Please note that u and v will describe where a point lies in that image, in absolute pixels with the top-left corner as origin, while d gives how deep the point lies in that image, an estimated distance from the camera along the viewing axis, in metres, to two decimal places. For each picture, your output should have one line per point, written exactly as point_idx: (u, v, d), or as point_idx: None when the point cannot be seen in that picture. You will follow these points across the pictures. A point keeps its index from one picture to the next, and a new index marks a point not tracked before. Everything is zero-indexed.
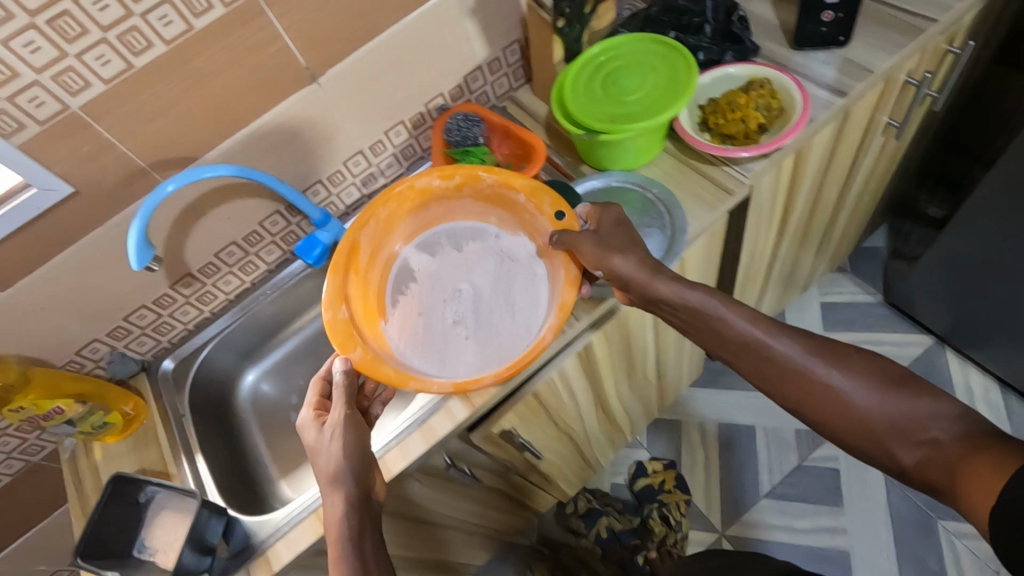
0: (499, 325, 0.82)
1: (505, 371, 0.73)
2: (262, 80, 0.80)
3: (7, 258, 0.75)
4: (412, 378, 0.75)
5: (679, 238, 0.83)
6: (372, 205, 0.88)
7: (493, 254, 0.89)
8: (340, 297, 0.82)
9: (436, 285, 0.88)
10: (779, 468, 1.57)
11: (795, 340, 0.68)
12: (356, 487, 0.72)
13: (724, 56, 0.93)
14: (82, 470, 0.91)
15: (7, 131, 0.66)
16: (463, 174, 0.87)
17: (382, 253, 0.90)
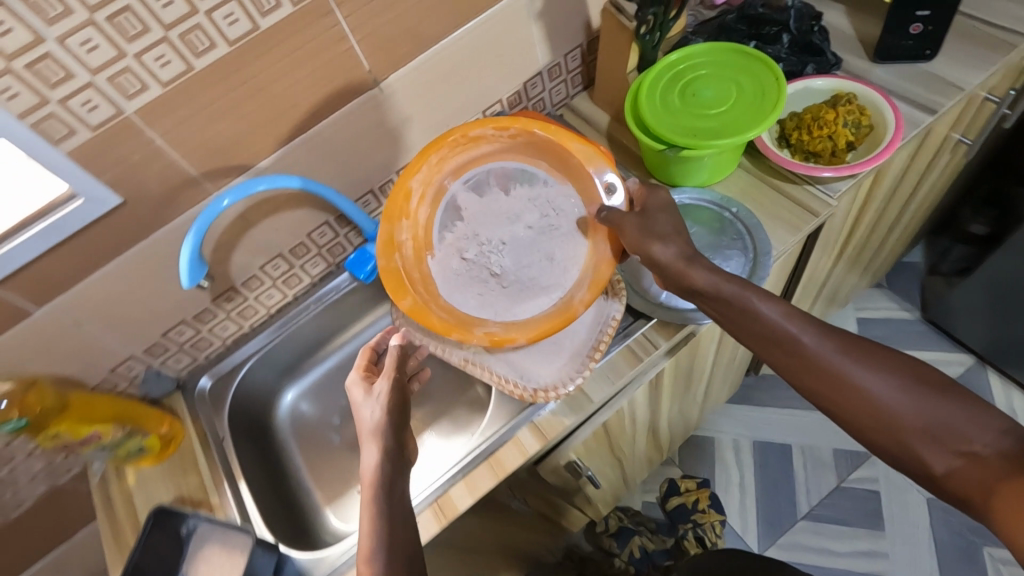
0: (535, 282, 0.76)
1: (538, 334, 0.72)
2: (324, 84, 0.74)
3: (46, 273, 0.69)
4: (458, 329, 0.72)
5: (763, 261, 0.79)
6: (428, 147, 0.77)
7: (543, 204, 0.78)
8: (393, 244, 0.75)
9: (477, 229, 0.79)
10: (817, 489, 1.52)
11: (828, 336, 0.62)
12: (396, 452, 0.68)
13: (805, 69, 0.88)
14: (114, 497, 0.85)
15: (56, 136, 0.60)
16: (520, 127, 0.76)
17: (433, 188, 0.78)
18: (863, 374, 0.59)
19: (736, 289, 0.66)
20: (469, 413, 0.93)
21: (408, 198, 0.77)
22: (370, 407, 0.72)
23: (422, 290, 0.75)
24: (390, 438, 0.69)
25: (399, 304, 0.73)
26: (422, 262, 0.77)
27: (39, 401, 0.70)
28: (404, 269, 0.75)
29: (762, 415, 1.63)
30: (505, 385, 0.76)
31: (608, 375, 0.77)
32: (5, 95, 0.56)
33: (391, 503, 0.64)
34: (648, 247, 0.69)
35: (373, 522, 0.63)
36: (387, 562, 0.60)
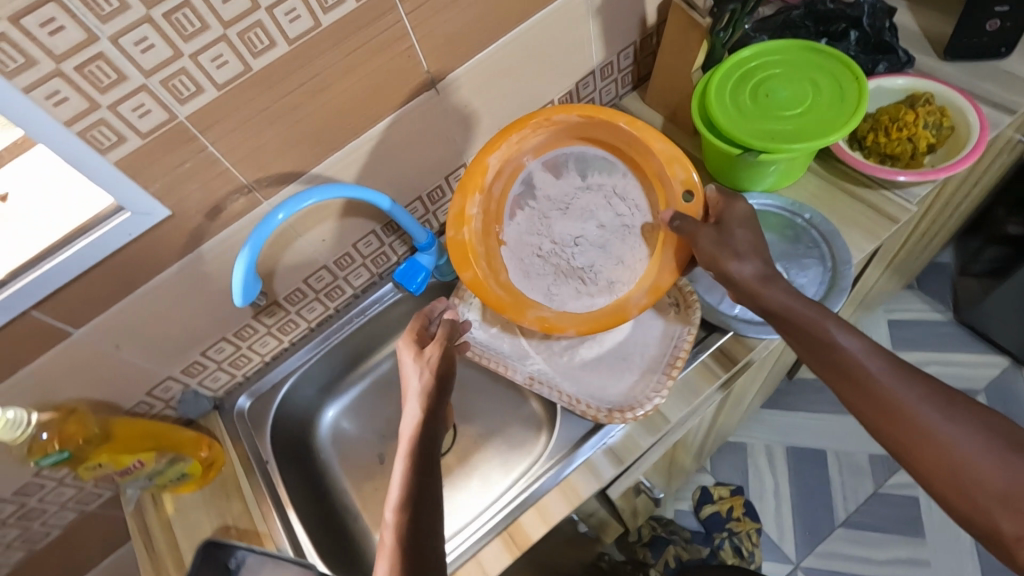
0: (597, 279, 0.76)
1: (586, 325, 0.71)
2: (381, 86, 0.69)
3: (88, 291, 0.63)
4: (514, 308, 0.72)
5: (843, 270, 0.75)
6: (511, 124, 0.72)
7: (619, 199, 0.77)
8: (464, 217, 0.72)
9: (551, 206, 0.78)
10: (854, 496, 1.47)
11: (912, 379, 0.56)
12: (439, 416, 0.70)
13: (876, 68, 0.85)
14: (152, 527, 0.80)
15: (104, 145, 0.55)
16: (604, 118, 0.72)
17: (511, 163, 0.76)
18: (946, 426, 0.53)
19: (813, 315, 0.61)
20: (523, 430, 0.89)
21: (484, 175, 0.73)
22: (414, 373, 0.72)
23: (486, 264, 0.73)
24: (432, 401, 0.70)
25: (460, 275, 0.71)
26: (490, 237, 0.75)
27: (79, 430, 0.67)
28: (472, 240, 0.72)
29: (798, 422, 1.56)
30: (576, 404, 0.72)
31: (685, 393, 0.73)
32: (52, 100, 0.50)
33: (425, 463, 0.66)
34: (723, 265, 0.65)
35: (406, 476, 0.65)
36: (412, 516, 0.61)
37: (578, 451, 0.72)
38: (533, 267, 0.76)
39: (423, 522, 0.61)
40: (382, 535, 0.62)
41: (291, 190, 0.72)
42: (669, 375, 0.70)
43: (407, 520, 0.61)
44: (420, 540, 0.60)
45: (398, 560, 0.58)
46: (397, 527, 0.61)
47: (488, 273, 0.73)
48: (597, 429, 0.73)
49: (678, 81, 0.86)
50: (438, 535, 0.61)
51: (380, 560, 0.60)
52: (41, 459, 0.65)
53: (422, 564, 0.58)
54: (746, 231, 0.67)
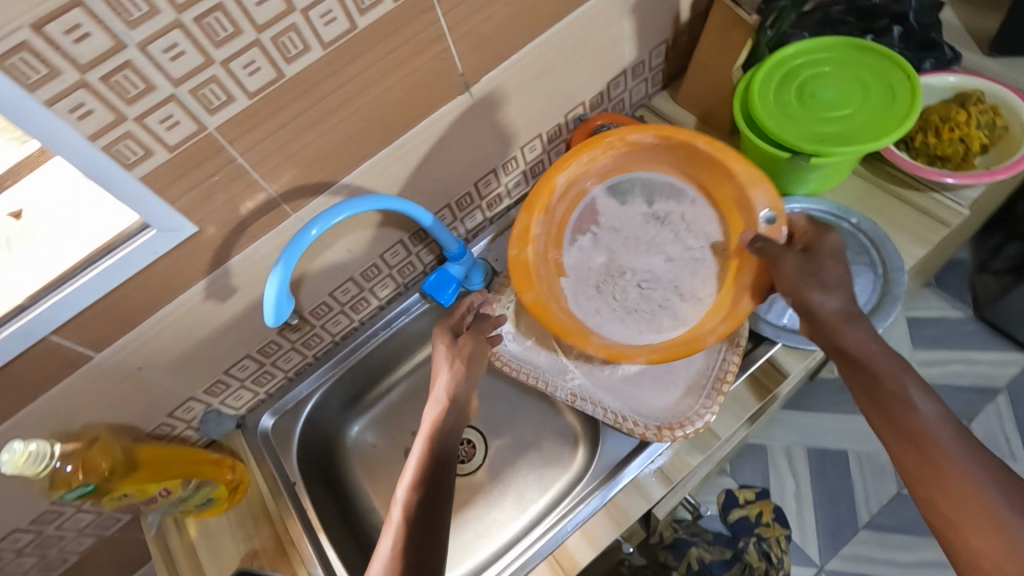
0: (664, 311, 0.72)
1: (658, 355, 0.67)
2: (414, 90, 0.65)
3: (111, 313, 0.60)
4: (578, 333, 0.70)
5: (896, 277, 0.72)
6: (585, 141, 0.74)
7: (686, 227, 0.76)
8: (528, 236, 0.73)
9: (616, 236, 0.77)
10: (877, 496, 1.36)
11: (978, 460, 0.54)
12: (462, 406, 0.69)
13: (921, 64, 0.83)
14: (176, 552, 0.76)
15: (130, 160, 0.51)
16: (683, 139, 0.73)
17: (576, 187, 0.77)
18: (1006, 515, 0.51)
19: (893, 370, 0.58)
20: (558, 444, 0.86)
21: (551, 193, 0.75)
22: (443, 360, 0.71)
23: (547, 286, 0.73)
24: (458, 389, 0.69)
25: (521, 296, 0.70)
26: (551, 259, 0.75)
27: (104, 459, 0.64)
28: (533, 260, 0.73)
29: (822, 421, 1.44)
30: (623, 422, 0.69)
31: (736, 407, 0.70)
32: (77, 113, 0.46)
33: (441, 447, 0.66)
34: (807, 295, 0.62)
35: (422, 457, 0.65)
36: (422, 496, 0.62)
37: (623, 470, 0.70)
38: (596, 292, 0.74)
39: (431, 514, 0.60)
40: (390, 511, 0.62)
41: (321, 202, 0.68)
42: (720, 390, 0.67)
43: (417, 499, 0.61)
44: (427, 521, 0.60)
45: (402, 535, 0.59)
46: (406, 504, 0.61)
47: (547, 295, 0.72)
48: (644, 446, 0.71)
49: (715, 81, 0.83)
50: (444, 517, 0.61)
51: (385, 536, 0.60)
52: (66, 493, 0.62)
53: (426, 544, 0.58)
54: (835, 262, 0.64)
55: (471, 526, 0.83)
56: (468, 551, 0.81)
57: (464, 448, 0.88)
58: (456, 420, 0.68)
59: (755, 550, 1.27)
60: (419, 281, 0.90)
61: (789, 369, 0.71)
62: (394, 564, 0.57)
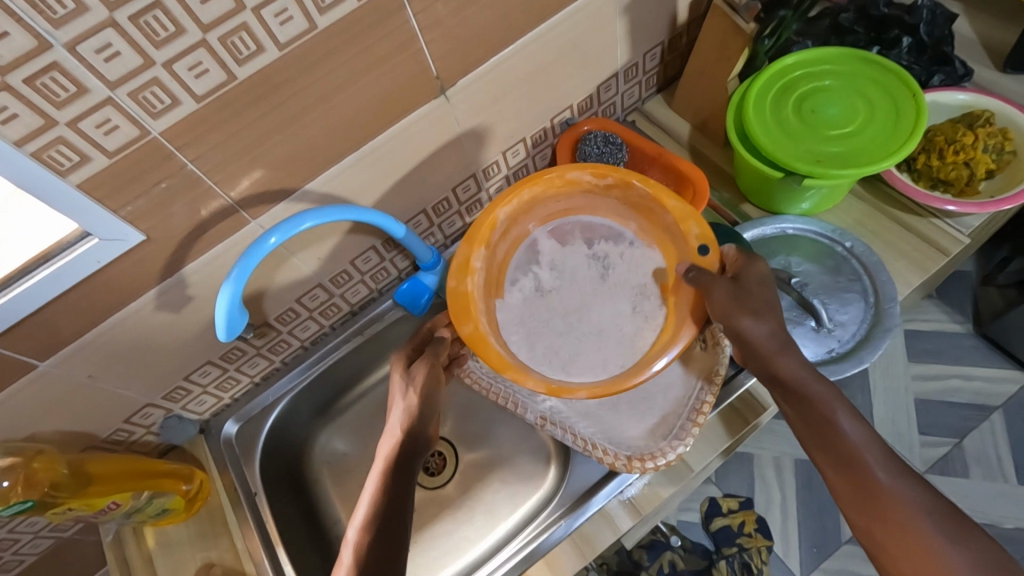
0: (609, 350, 0.68)
1: (599, 390, 0.63)
2: (386, 95, 0.61)
3: (53, 324, 0.57)
4: (512, 366, 0.63)
5: (888, 308, 0.68)
6: (523, 179, 0.69)
7: (629, 267, 0.72)
8: (467, 268, 0.67)
9: (557, 274, 0.72)
10: None
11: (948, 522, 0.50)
12: (420, 437, 0.66)
13: (930, 80, 0.77)
14: (132, 562, 0.74)
15: (64, 166, 0.48)
16: (617, 177, 0.69)
17: (516, 228, 0.72)
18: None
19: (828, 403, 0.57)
20: (532, 461, 0.83)
21: (491, 231, 0.69)
22: (399, 388, 0.69)
23: (488, 320, 0.67)
24: (414, 423, 0.66)
25: (458, 327, 0.65)
26: (491, 297, 0.69)
27: (48, 473, 0.62)
28: (474, 293, 0.67)
29: None
30: (592, 450, 0.66)
31: (724, 428, 0.68)
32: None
33: (395, 486, 0.62)
34: (778, 331, 0.60)
35: (375, 498, 0.62)
36: (372, 539, 0.58)
37: (591, 499, 0.67)
38: (533, 343, 0.69)
39: (381, 555, 0.57)
40: (340, 554, 0.59)
41: (284, 208, 0.65)
42: (694, 422, 0.64)
43: (368, 541, 0.58)
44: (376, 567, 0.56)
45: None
46: (357, 547, 0.58)
47: (484, 327, 0.66)
48: (614, 475, 0.68)
49: (710, 89, 0.78)
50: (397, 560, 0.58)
51: None
52: (2, 509, 0.60)
53: None
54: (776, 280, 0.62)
55: (438, 543, 0.81)
56: (436, 568, 0.79)
57: (435, 460, 0.86)
58: (414, 454, 0.65)
59: (726, 566, 1.26)
60: (394, 287, 0.87)
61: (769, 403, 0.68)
62: None
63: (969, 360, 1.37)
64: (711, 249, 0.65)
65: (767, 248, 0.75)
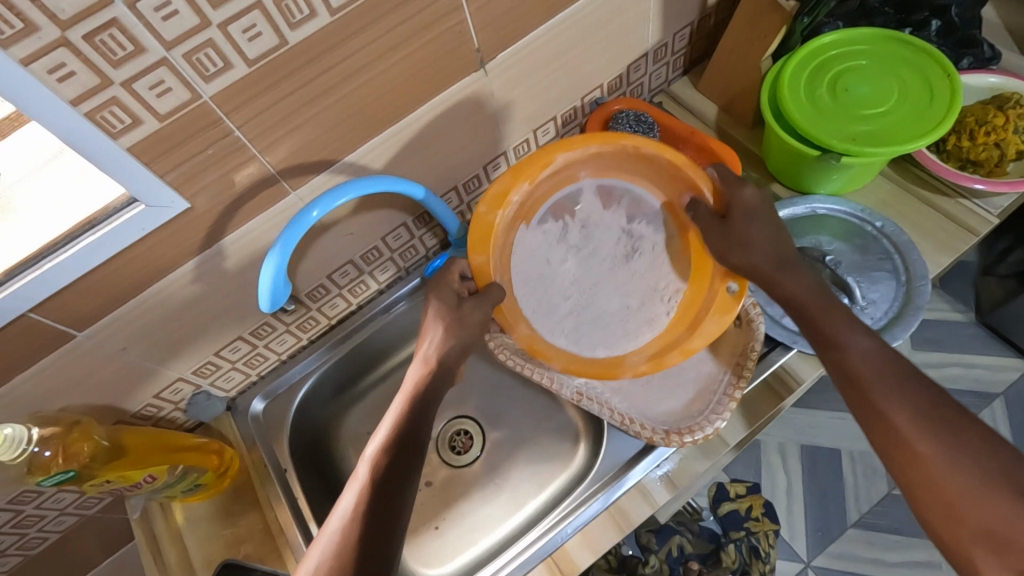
0: (604, 334, 0.71)
1: (573, 368, 0.68)
2: (426, 66, 0.61)
3: (92, 292, 0.56)
4: (505, 309, 0.67)
5: (919, 285, 0.69)
6: (598, 133, 0.65)
7: (653, 260, 0.71)
8: (504, 200, 0.64)
9: (586, 238, 0.71)
10: (867, 497, 1.30)
11: None
12: (449, 370, 0.65)
13: (959, 62, 0.78)
14: (161, 538, 0.73)
15: (116, 128, 0.47)
16: (688, 175, 0.65)
17: (567, 171, 0.68)
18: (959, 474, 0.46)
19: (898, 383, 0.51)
20: (559, 440, 0.83)
21: (542, 168, 0.65)
22: (435, 319, 0.66)
23: (501, 257, 0.67)
24: (445, 355, 0.64)
25: (471, 254, 0.64)
26: (515, 229, 0.68)
27: (84, 444, 0.62)
28: (499, 226, 0.65)
29: (816, 420, 1.38)
30: (629, 424, 0.66)
31: (744, 416, 0.69)
32: (57, 75, 0.42)
33: (417, 414, 0.62)
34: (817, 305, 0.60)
35: (399, 419, 0.62)
36: (392, 459, 0.58)
37: (629, 473, 0.68)
38: (539, 285, 0.70)
39: (395, 476, 0.57)
40: (357, 467, 0.59)
41: (322, 180, 0.64)
42: (732, 396, 0.65)
43: (387, 463, 0.58)
44: (392, 488, 0.56)
45: (366, 495, 0.56)
46: (375, 465, 0.58)
47: (498, 266, 0.66)
48: (650, 450, 0.68)
49: (741, 69, 0.78)
50: (411, 490, 0.57)
51: (347, 491, 0.58)
52: (43, 479, 0.59)
53: (388, 510, 0.55)
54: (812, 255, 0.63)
55: (465, 522, 0.80)
56: (462, 548, 0.78)
57: (462, 440, 0.86)
58: (442, 385, 0.65)
59: (734, 549, 1.21)
60: (421, 266, 0.87)
61: (788, 391, 0.69)
62: (351, 527, 0.54)
63: (972, 347, 1.39)
64: (738, 286, 0.66)
65: (797, 227, 0.76)
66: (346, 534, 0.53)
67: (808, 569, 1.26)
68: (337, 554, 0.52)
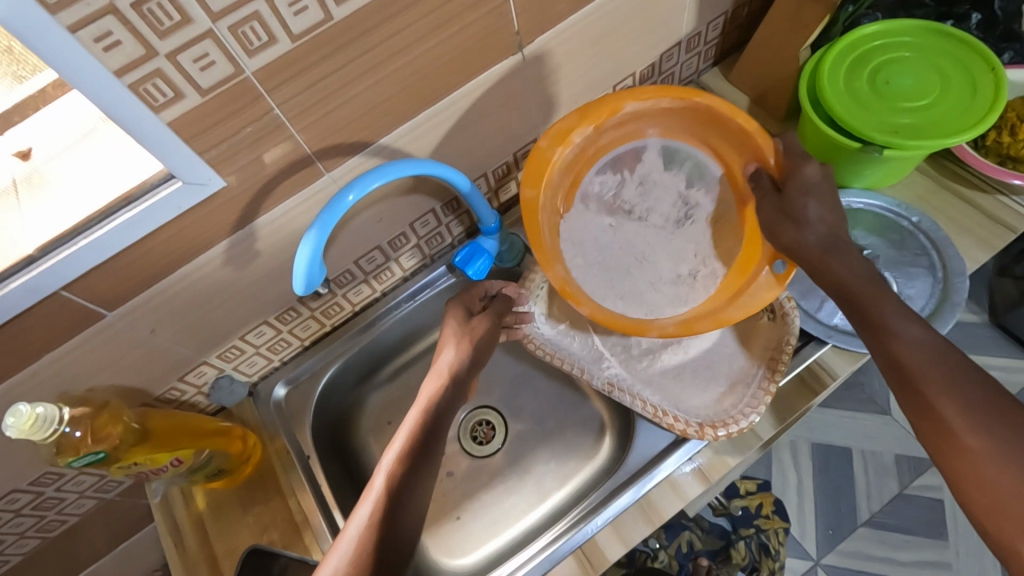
0: (652, 298, 0.73)
1: (602, 316, 0.66)
2: (467, 48, 0.60)
3: (124, 272, 0.55)
4: (542, 247, 0.65)
5: (956, 282, 0.68)
6: (673, 87, 0.65)
7: (704, 231, 0.73)
8: (565, 138, 0.66)
9: (645, 194, 0.74)
10: (879, 496, 1.30)
11: None
12: (461, 384, 0.68)
13: (999, 57, 0.77)
14: (183, 522, 0.73)
15: (157, 102, 0.46)
16: (755, 143, 0.65)
17: (634, 125, 0.70)
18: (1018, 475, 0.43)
19: (949, 372, 0.49)
20: (583, 432, 0.83)
21: (610, 115, 0.67)
22: (451, 335, 0.70)
23: (551, 195, 0.68)
24: (461, 368, 0.68)
25: (522, 185, 0.65)
26: (569, 171, 0.70)
27: (114, 426, 0.61)
28: (557, 163, 0.67)
29: (830, 418, 1.37)
30: (662, 417, 0.66)
31: (776, 411, 0.68)
32: (103, 44, 0.41)
33: (432, 427, 0.64)
34: None
35: (415, 429, 0.63)
36: (407, 471, 0.59)
37: (659, 466, 0.67)
38: (579, 234, 0.72)
39: (414, 483, 0.59)
40: (373, 478, 0.59)
41: (357, 162, 0.63)
42: (767, 390, 0.64)
43: (403, 471, 0.59)
44: (408, 495, 0.58)
45: (382, 506, 0.56)
46: (391, 475, 0.59)
47: (546, 203, 0.67)
48: (681, 443, 0.68)
49: (777, 61, 0.77)
50: (422, 497, 0.59)
51: (364, 502, 0.57)
52: (72, 461, 0.58)
53: (403, 517, 0.56)
54: None
55: (488, 512, 0.80)
56: (485, 538, 0.78)
57: (484, 430, 0.86)
58: (455, 396, 0.68)
59: (744, 546, 1.20)
60: (446, 254, 0.86)
61: (821, 387, 0.68)
62: (370, 533, 0.54)
63: (986, 348, 1.38)
64: (787, 266, 0.64)
65: None
66: (365, 541, 0.53)
67: (817, 567, 1.26)
68: (354, 560, 0.52)
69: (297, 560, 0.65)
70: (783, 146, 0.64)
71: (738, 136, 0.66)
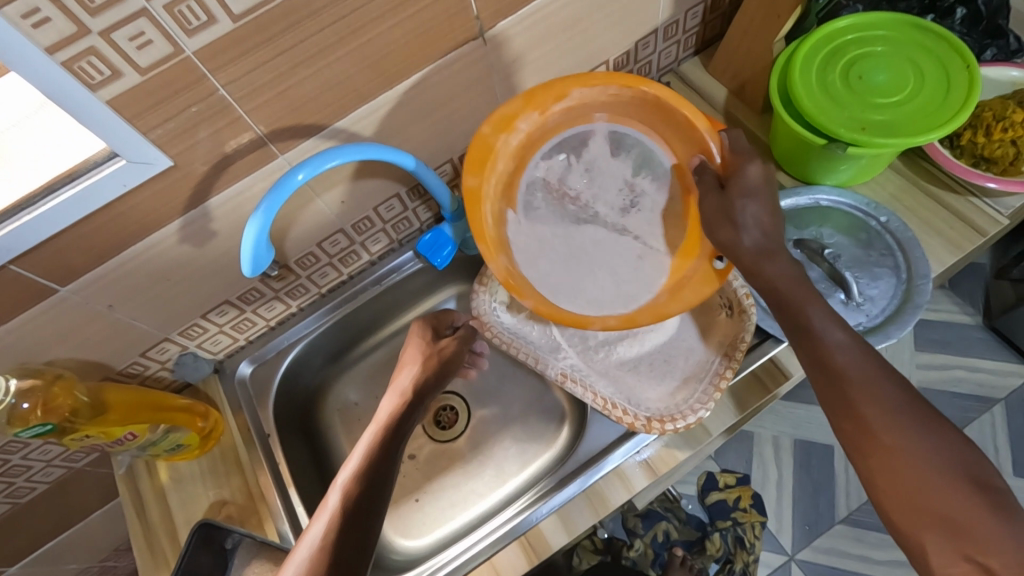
0: (579, 283, 0.72)
1: (545, 308, 0.68)
2: (424, 30, 0.59)
3: (73, 248, 0.56)
4: (485, 239, 0.66)
5: (919, 285, 0.67)
6: (623, 74, 0.66)
7: (649, 220, 0.72)
8: (511, 124, 0.66)
9: (592, 182, 0.73)
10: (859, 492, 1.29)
11: None
12: (421, 403, 0.69)
13: (982, 54, 0.76)
14: (145, 493, 0.75)
15: (94, 80, 0.46)
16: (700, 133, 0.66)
17: (583, 109, 0.70)
18: (938, 478, 0.45)
19: (875, 378, 0.50)
20: (544, 420, 0.83)
21: (556, 99, 0.67)
22: (415, 356, 0.72)
23: (497, 182, 0.69)
24: (421, 386, 0.69)
25: (465, 174, 0.66)
26: (517, 158, 0.70)
27: (67, 398, 0.62)
28: (500, 148, 0.67)
29: (812, 414, 1.36)
30: (610, 409, 0.66)
31: (731, 407, 0.68)
32: (31, 20, 0.41)
33: (392, 442, 0.63)
34: None
35: (370, 449, 0.62)
36: (363, 490, 0.58)
37: (608, 456, 0.67)
38: (532, 223, 0.72)
39: (376, 502, 0.57)
40: (327, 495, 0.58)
41: (311, 145, 0.63)
42: (718, 385, 0.64)
43: (358, 488, 0.58)
44: (365, 511, 0.56)
45: (335, 525, 0.55)
46: (346, 493, 0.57)
47: (490, 189, 0.68)
48: (632, 435, 0.68)
49: (754, 52, 0.76)
50: (379, 516, 0.57)
51: (316, 520, 0.56)
52: (21, 431, 0.59)
53: (361, 534, 0.55)
54: None
55: (448, 495, 0.81)
56: (441, 521, 0.79)
57: (447, 415, 0.87)
58: (416, 412, 0.68)
59: (720, 538, 1.21)
60: (414, 239, 0.86)
61: (777, 386, 0.67)
62: (322, 552, 0.53)
63: (975, 350, 1.33)
64: (725, 264, 0.66)
65: (800, 218, 0.74)
66: (315, 563, 0.52)
67: (791, 563, 1.25)
68: (314, 564, 0.52)
69: (250, 536, 0.66)
70: (728, 141, 0.64)
71: (684, 128, 0.67)
